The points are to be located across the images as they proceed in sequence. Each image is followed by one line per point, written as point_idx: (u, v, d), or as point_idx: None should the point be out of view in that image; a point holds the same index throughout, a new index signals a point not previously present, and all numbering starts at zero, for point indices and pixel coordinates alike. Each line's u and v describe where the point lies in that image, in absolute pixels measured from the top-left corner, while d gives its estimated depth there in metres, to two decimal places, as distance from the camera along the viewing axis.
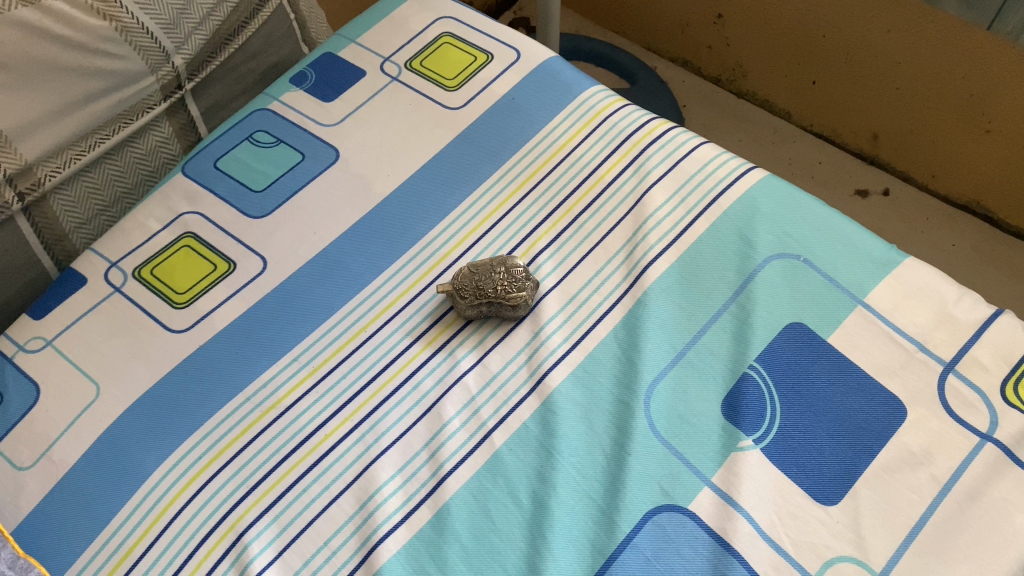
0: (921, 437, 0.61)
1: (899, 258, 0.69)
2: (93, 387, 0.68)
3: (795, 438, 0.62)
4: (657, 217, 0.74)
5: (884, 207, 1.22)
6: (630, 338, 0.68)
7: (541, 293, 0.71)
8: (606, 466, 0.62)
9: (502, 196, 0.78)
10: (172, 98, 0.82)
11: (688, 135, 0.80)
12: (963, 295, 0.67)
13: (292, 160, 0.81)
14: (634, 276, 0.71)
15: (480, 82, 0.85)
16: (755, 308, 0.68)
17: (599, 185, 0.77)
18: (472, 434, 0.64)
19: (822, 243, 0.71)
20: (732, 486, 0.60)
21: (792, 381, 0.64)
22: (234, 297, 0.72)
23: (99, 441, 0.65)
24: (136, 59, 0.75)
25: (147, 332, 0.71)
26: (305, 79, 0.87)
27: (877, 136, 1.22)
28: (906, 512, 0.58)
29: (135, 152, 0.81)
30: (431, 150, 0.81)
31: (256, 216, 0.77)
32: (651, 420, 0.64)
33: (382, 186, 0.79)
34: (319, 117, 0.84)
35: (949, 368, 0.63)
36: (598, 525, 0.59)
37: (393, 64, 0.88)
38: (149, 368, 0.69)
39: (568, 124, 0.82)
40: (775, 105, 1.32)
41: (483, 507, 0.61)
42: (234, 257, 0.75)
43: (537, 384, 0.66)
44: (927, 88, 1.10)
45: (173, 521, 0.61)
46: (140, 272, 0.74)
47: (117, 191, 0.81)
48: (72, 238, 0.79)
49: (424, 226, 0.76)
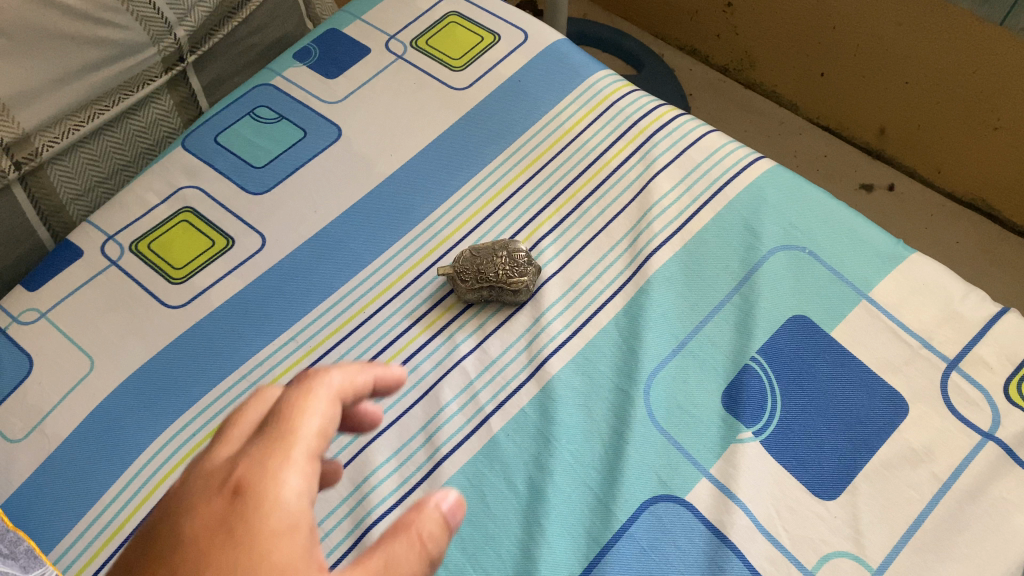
0: (922, 434, 0.60)
1: (906, 254, 0.69)
2: (88, 360, 0.67)
3: (795, 432, 0.61)
4: (662, 205, 0.73)
5: (888, 201, 1.21)
6: (632, 326, 0.67)
7: (543, 279, 0.71)
8: (603, 455, 0.61)
9: (506, 179, 0.77)
10: (173, 71, 0.80)
11: (696, 123, 0.79)
12: (969, 292, 0.67)
13: (294, 137, 0.80)
14: (637, 263, 0.70)
15: (486, 63, 0.84)
16: (759, 299, 0.67)
17: (605, 171, 0.76)
18: (470, 418, 0.64)
19: (828, 235, 0.70)
20: (731, 478, 0.59)
21: (794, 374, 0.64)
22: (233, 273, 0.71)
23: (93, 415, 0.64)
24: (138, 29, 0.74)
25: (144, 306, 0.70)
26: (309, 55, 0.86)
27: (885, 130, 1.21)
28: (905, 509, 0.58)
29: (135, 125, 0.80)
30: (435, 131, 0.80)
31: (256, 192, 0.76)
32: (650, 409, 0.63)
33: (384, 165, 0.78)
34: (322, 94, 0.83)
35: (953, 366, 0.63)
36: (594, 513, 0.59)
37: (399, 42, 0.86)
38: (146, 343, 0.68)
39: (575, 108, 0.81)
40: (783, 96, 1.31)
41: (480, 492, 0.60)
42: (233, 233, 0.74)
43: (537, 370, 0.66)
44: (936, 82, 1.09)
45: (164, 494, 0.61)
46: (137, 246, 0.73)
47: (116, 163, 0.80)
48: (70, 210, 0.78)
49: (426, 207, 0.76)
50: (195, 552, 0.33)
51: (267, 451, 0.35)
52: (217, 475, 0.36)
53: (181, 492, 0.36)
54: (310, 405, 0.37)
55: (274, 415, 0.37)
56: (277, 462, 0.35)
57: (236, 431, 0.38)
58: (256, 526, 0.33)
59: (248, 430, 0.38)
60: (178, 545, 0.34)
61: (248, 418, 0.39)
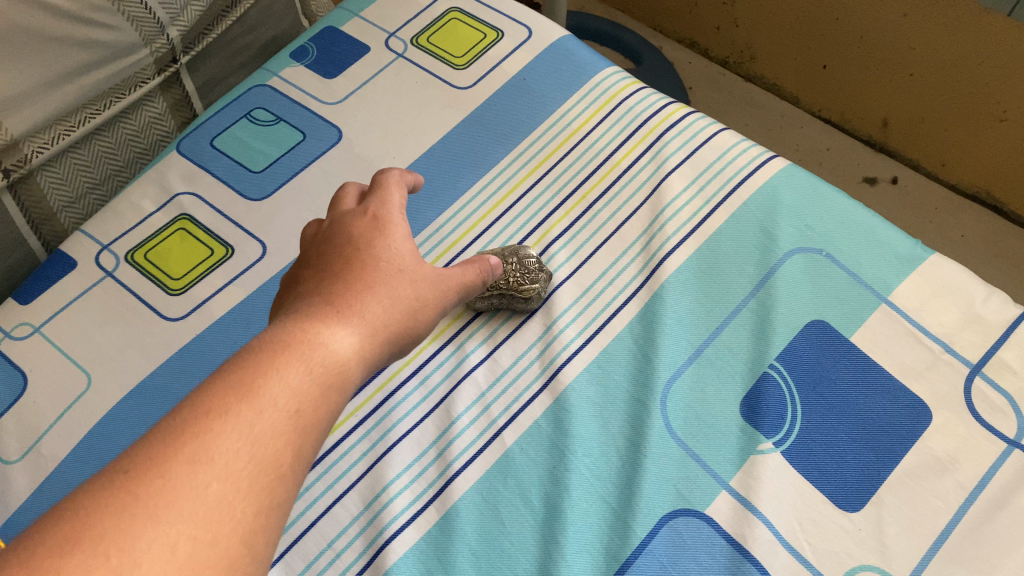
0: (946, 441, 0.59)
1: (925, 255, 0.67)
2: (85, 376, 0.65)
3: (816, 441, 0.60)
4: (674, 207, 0.71)
5: (892, 194, 1.19)
6: (646, 333, 0.65)
7: (554, 284, 0.69)
8: (621, 467, 0.60)
9: (515, 180, 0.75)
10: (166, 73, 0.78)
11: (707, 122, 0.76)
12: (990, 294, 0.65)
13: (293, 140, 0.77)
14: (651, 267, 0.69)
15: (489, 61, 0.82)
16: (777, 303, 0.65)
17: (615, 172, 0.74)
18: (482, 431, 0.62)
19: (846, 237, 0.68)
20: (751, 490, 0.58)
21: (814, 382, 0.62)
22: (233, 283, 0.69)
23: (91, 434, 0.62)
24: (129, 29, 0.71)
25: (142, 319, 0.67)
26: (306, 54, 0.84)
27: (887, 122, 1.20)
28: (931, 520, 0.56)
29: (128, 129, 0.77)
30: (439, 131, 0.78)
31: (255, 198, 0.74)
32: (668, 419, 0.61)
33: (387, 168, 0.76)
34: (321, 95, 0.80)
35: (976, 371, 0.61)
36: (613, 530, 0.57)
37: (399, 40, 0.84)
38: (144, 357, 0.65)
39: (582, 106, 0.78)
40: (784, 89, 1.30)
41: (494, 508, 0.59)
42: (233, 241, 0.72)
43: (550, 380, 0.64)
44: (941, 74, 1.07)
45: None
46: (133, 256, 0.71)
47: (109, 168, 0.77)
48: (61, 218, 0.75)
49: (432, 212, 0.74)
50: (363, 242, 0.54)
51: (384, 200, 0.58)
52: (354, 212, 0.56)
53: (325, 227, 0.56)
54: (398, 175, 0.60)
55: (376, 185, 0.59)
56: (391, 206, 0.57)
57: (342, 199, 0.59)
58: (395, 228, 0.55)
59: (353, 197, 0.59)
60: (348, 242, 0.54)
61: (348, 194, 0.59)
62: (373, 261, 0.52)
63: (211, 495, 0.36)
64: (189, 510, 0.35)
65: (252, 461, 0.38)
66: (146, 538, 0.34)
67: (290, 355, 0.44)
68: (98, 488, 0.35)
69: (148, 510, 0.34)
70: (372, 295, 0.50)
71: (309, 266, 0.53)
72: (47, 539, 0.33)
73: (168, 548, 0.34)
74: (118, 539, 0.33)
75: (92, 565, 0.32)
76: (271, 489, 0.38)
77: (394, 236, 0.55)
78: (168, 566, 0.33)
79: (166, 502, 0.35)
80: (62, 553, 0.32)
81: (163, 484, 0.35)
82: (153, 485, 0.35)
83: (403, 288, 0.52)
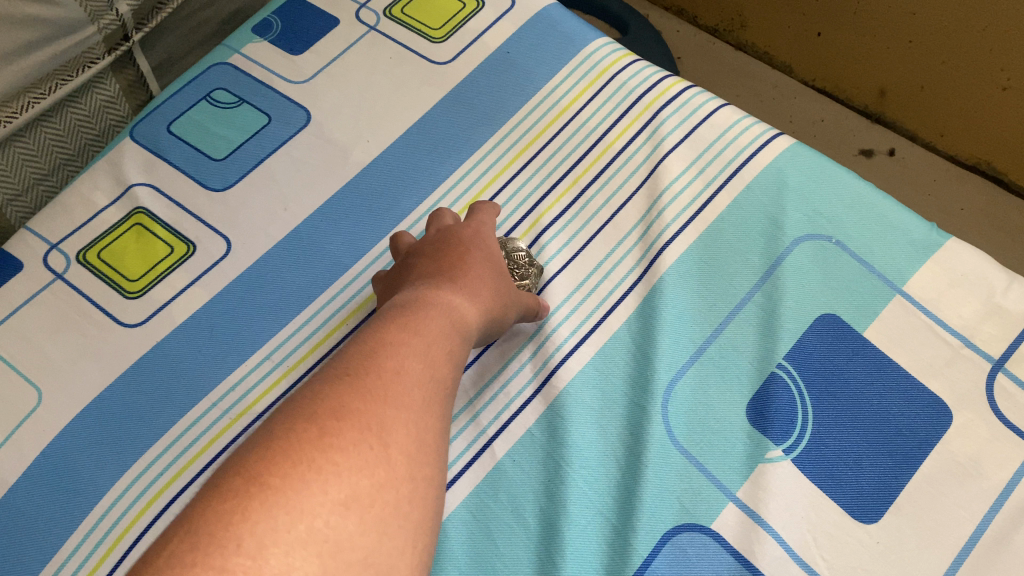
0: (968, 444, 0.54)
1: (941, 240, 0.62)
2: (36, 391, 0.59)
3: (829, 447, 0.55)
4: (673, 190, 0.66)
5: (890, 166, 1.15)
6: (645, 332, 0.61)
7: (546, 279, 0.64)
8: (620, 480, 0.56)
9: (500, 165, 0.70)
10: (117, 52, 0.71)
11: (706, 97, 0.71)
12: (1012, 282, 0.60)
13: (257, 123, 0.72)
14: (649, 259, 0.64)
15: (469, 33, 0.76)
16: (783, 296, 0.61)
17: (609, 154, 0.69)
18: (471, 443, 0.58)
19: (858, 222, 0.63)
20: (760, 502, 0.54)
21: (825, 382, 0.58)
22: (196, 284, 0.64)
23: (44, 456, 0.57)
24: (73, 5, 0.65)
25: (97, 325, 0.62)
26: (270, 28, 0.77)
27: (884, 92, 1.15)
28: (954, 530, 0.52)
29: (77, 113, 0.71)
30: (417, 111, 0.72)
31: (217, 188, 0.68)
32: (669, 425, 0.57)
33: (362, 153, 0.70)
34: (287, 73, 0.74)
35: (998, 366, 0.57)
36: (612, 548, 0.53)
37: (371, 11, 0.78)
38: (100, 368, 0.60)
39: (571, 82, 0.73)
40: (775, 58, 1.24)
41: (484, 527, 0.55)
42: (195, 238, 0.66)
43: (544, 384, 0.60)
44: (942, 40, 1.02)
45: (166, 522, 0.53)
46: (85, 256, 0.65)
47: (58, 157, 0.71)
48: (7, 212, 0.69)
49: (411, 200, 0.68)
50: (467, 262, 0.58)
51: (481, 231, 0.62)
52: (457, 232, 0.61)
53: (425, 239, 0.61)
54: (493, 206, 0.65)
55: (474, 215, 0.63)
56: (489, 235, 0.62)
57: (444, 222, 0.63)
58: (491, 256, 0.60)
59: (451, 220, 0.63)
60: (452, 260, 0.58)
61: (448, 219, 0.63)
62: (473, 280, 0.56)
63: (416, 397, 0.44)
64: (406, 407, 0.43)
65: (431, 377, 0.47)
66: (385, 419, 0.41)
67: (420, 325, 0.50)
68: (330, 386, 0.43)
69: (378, 403, 0.42)
70: (473, 293, 0.56)
71: (416, 266, 0.58)
72: (314, 412, 0.40)
73: (404, 426, 0.42)
74: (372, 416, 0.41)
75: (360, 432, 0.40)
76: (442, 401, 0.47)
77: (494, 250, 0.61)
78: (407, 439, 0.41)
79: (391, 397, 0.43)
80: (332, 424, 0.40)
81: (383, 383, 0.43)
82: (376, 384, 0.43)
83: (509, 286, 0.58)
